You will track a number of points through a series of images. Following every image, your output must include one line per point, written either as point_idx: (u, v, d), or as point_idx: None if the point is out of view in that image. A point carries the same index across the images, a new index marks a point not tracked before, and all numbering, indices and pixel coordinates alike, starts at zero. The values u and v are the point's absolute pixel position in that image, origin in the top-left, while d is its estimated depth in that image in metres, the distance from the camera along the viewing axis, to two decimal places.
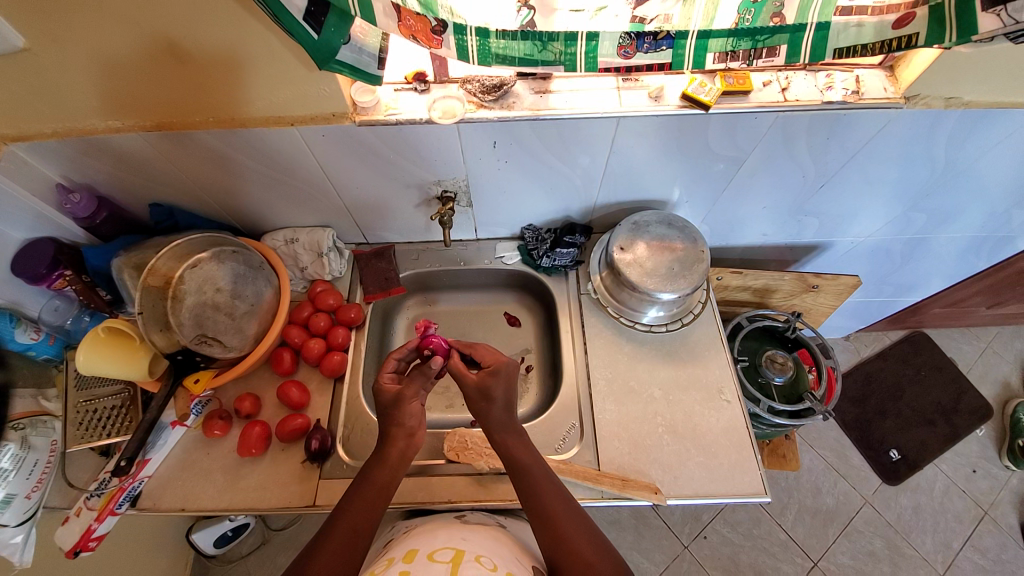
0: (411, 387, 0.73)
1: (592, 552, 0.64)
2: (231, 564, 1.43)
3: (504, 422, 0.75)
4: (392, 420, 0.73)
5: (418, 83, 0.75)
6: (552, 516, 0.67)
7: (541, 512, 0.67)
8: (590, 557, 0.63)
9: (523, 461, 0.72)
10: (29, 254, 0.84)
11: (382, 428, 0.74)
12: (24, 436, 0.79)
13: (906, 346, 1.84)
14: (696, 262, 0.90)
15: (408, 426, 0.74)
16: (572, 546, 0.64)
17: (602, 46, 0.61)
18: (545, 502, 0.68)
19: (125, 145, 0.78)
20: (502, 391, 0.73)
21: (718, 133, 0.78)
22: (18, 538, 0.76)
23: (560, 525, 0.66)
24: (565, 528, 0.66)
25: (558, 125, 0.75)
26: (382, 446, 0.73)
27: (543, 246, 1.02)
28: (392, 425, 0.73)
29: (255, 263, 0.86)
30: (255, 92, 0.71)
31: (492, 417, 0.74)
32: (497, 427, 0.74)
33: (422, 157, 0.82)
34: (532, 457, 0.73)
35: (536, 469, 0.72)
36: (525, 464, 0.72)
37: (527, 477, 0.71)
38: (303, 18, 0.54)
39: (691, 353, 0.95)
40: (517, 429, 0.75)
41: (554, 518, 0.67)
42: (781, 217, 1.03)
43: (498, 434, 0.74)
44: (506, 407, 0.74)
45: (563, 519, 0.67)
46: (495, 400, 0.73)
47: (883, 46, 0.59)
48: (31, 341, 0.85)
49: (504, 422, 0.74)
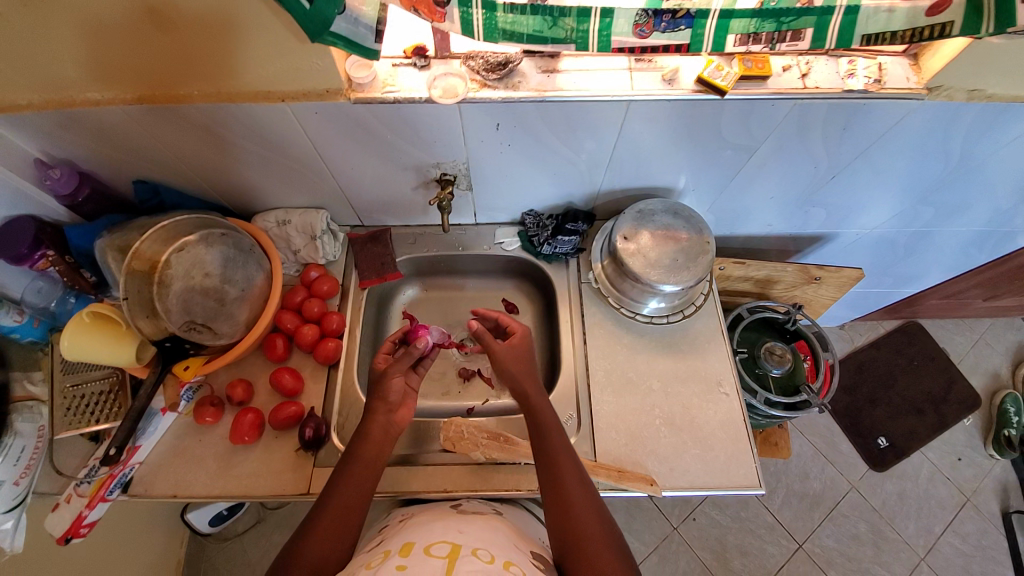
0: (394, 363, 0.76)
1: (595, 525, 0.64)
2: (226, 542, 1.47)
3: (530, 386, 0.74)
4: (374, 394, 0.74)
5: (417, 58, 0.70)
6: (561, 484, 0.67)
7: (551, 479, 0.67)
8: (593, 530, 0.64)
9: (545, 433, 0.70)
10: (8, 233, 0.80)
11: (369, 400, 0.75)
12: (10, 422, 0.78)
13: (900, 336, 1.85)
14: (701, 253, 0.87)
15: (390, 402, 0.74)
16: (576, 517, 0.65)
17: (616, 24, 0.58)
18: (559, 474, 0.68)
19: (104, 118, 0.73)
20: (527, 354, 0.76)
21: (732, 120, 0.75)
22: (9, 523, 0.76)
23: (568, 495, 0.66)
24: (572, 499, 0.66)
25: (564, 107, 0.71)
26: (367, 423, 0.72)
27: (544, 232, 0.99)
28: (378, 398, 0.74)
29: (245, 246, 0.82)
30: (243, 64, 0.66)
31: (521, 379, 0.74)
32: (523, 390, 0.73)
33: (422, 138, 0.78)
34: (555, 427, 0.71)
35: (557, 440, 0.70)
36: (547, 437, 0.70)
37: (545, 443, 0.70)
38: None
39: (693, 346, 0.93)
40: (543, 393, 0.75)
41: (562, 488, 0.67)
42: (789, 206, 1.01)
43: (525, 396, 0.73)
44: (533, 370, 0.76)
45: (572, 490, 0.66)
46: (522, 361, 0.75)
47: (912, 36, 0.56)
48: (14, 323, 0.83)
49: (531, 385, 0.74)
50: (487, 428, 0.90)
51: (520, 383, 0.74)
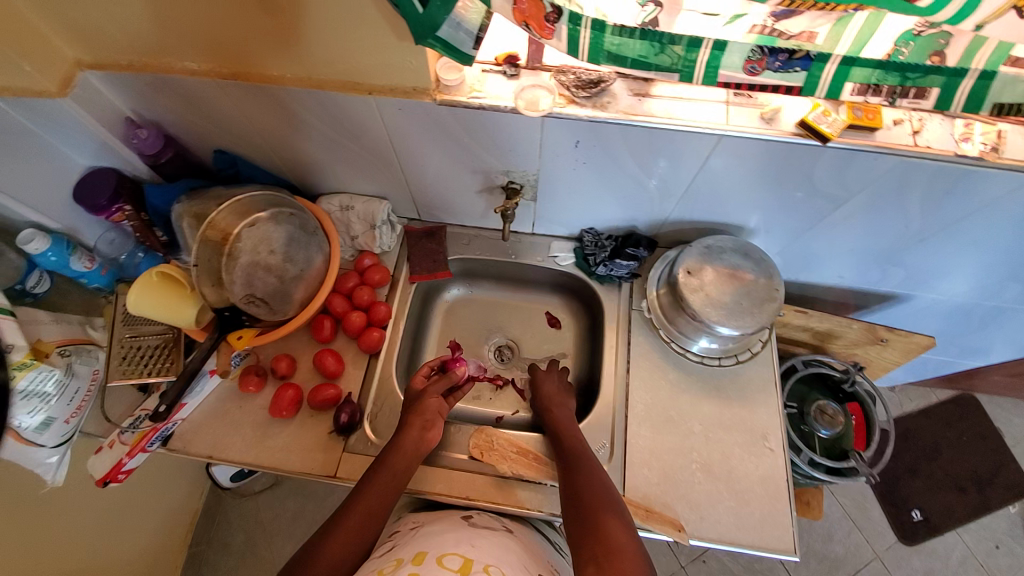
0: (433, 385, 0.87)
1: (609, 509, 0.69)
2: (241, 499, 1.52)
3: (556, 404, 0.89)
4: (411, 409, 0.83)
5: (507, 66, 0.70)
6: (577, 470, 0.75)
7: (567, 467, 0.77)
8: (606, 512, 0.69)
9: (572, 455, 0.78)
10: (92, 183, 0.85)
11: (404, 417, 0.83)
12: (69, 362, 0.81)
13: (952, 407, 1.72)
14: (767, 300, 0.82)
15: (425, 419, 0.82)
16: (592, 499, 0.71)
17: (727, 57, 0.55)
18: (575, 463, 0.77)
19: (197, 88, 0.75)
20: (557, 383, 0.93)
21: (827, 167, 0.71)
22: (53, 458, 0.81)
23: (584, 480, 0.74)
24: (587, 483, 0.73)
25: (650, 133, 0.69)
26: (399, 438, 0.79)
27: (601, 253, 0.96)
28: (414, 416, 0.82)
29: (309, 228, 0.84)
30: (338, 54, 0.67)
31: (549, 398, 0.90)
32: (549, 405, 0.89)
33: (498, 145, 0.77)
34: (581, 452, 0.79)
35: (585, 463, 0.77)
36: (574, 459, 0.78)
37: (564, 443, 0.81)
38: None
39: (740, 393, 0.88)
40: (567, 410, 0.88)
41: (579, 474, 0.75)
42: (865, 262, 0.95)
43: (549, 408, 0.88)
44: (561, 394, 0.91)
45: (587, 478, 0.74)
46: (553, 387, 0.92)
47: None
48: (84, 269, 0.88)
49: (556, 404, 0.89)
50: (517, 442, 0.88)
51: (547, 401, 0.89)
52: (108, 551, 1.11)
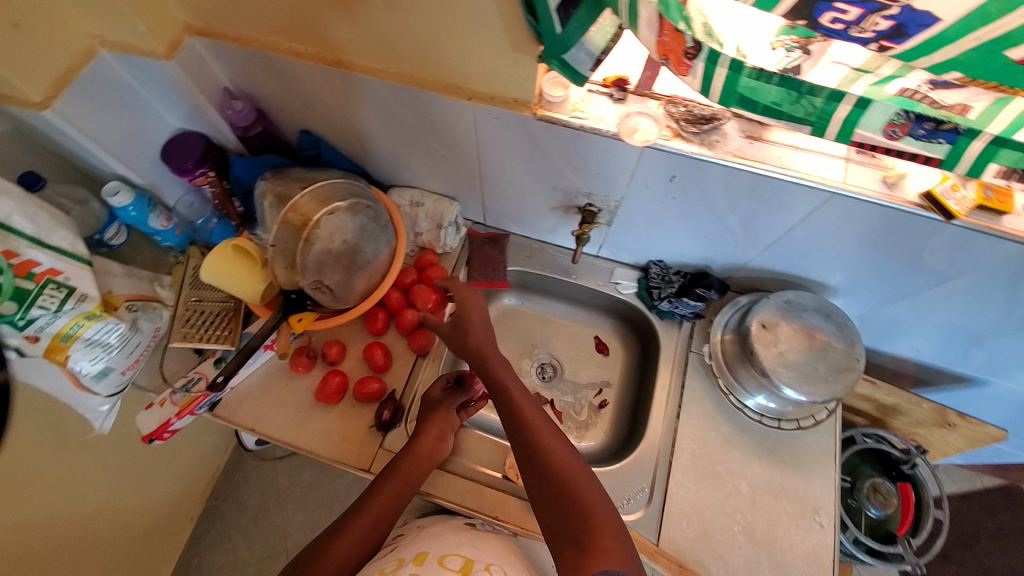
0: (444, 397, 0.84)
1: (586, 488, 0.62)
2: (262, 462, 1.55)
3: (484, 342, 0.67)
4: (425, 419, 0.81)
5: (615, 89, 0.67)
6: (539, 443, 0.63)
7: (522, 434, 0.64)
8: (585, 495, 0.61)
9: (524, 418, 0.65)
10: (181, 147, 0.87)
11: (420, 422, 0.81)
12: (136, 318, 0.83)
13: (998, 496, 1.61)
14: (845, 369, 0.77)
15: (441, 430, 0.81)
16: (568, 483, 0.62)
17: (867, 118, 0.51)
18: (532, 428, 0.64)
19: (296, 69, 0.75)
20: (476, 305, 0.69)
21: (940, 244, 0.66)
22: (104, 407, 0.85)
23: (550, 456, 0.63)
24: (554, 459, 0.63)
25: (755, 180, 0.65)
26: (413, 443, 0.78)
27: (668, 289, 0.92)
28: (428, 425, 0.80)
29: (382, 221, 0.84)
30: (444, 55, 0.65)
31: (472, 333, 0.67)
32: (469, 339, 0.67)
33: (588, 166, 0.74)
34: (534, 412, 0.66)
35: (544, 431, 0.64)
36: (529, 424, 0.64)
37: (506, 398, 0.65)
38: (555, 8, 0.49)
39: (794, 460, 0.84)
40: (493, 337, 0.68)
41: (540, 445, 0.63)
42: (950, 340, 0.89)
43: (475, 347, 0.67)
44: (486, 321, 0.69)
45: (549, 445, 0.64)
46: (471, 315, 0.69)
47: None
48: (160, 227, 0.90)
49: (482, 335, 0.67)
50: None
51: (470, 338, 0.67)
52: (135, 496, 1.15)
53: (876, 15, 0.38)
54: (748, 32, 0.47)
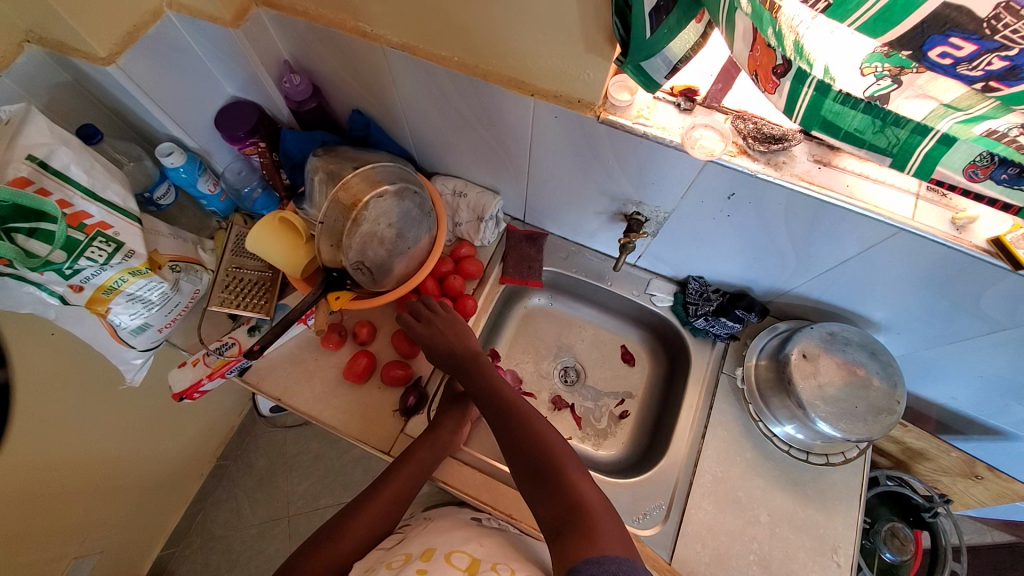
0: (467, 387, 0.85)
1: (579, 477, 0.65)
2: (274, 429, 1.58)
3: (472, 350, 0.78)
4: (445, 408, 0.83)
5: (683, 99, 0.65)
6: (535, 432, 0.69)
7: (516, 425, 0.71)
8: (578, 482, 0.65)
9: (512, 409, 0.72)
10: (234, 114, 0.87)
11: (438, 415, 0.82)
12: (178, 278, 0.84)
13: (1008, 553, 1.56)
14: (885, 411, 0.75)
15: (457, 421, 0.81)
16: (562, 469, 0.66)
17: (950, 154, 0.48)
18: (525, 420, 0.71)
19: (359, 48, 0.75)
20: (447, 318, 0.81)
21: (1002, 293, 0.63)
22: (138, 360, 0.88)
23: (546, 443, 0.68)
24: (551, 445, 0.68)
25: (818, 206, 0.63)
26: (434, 428, 0.80)
27: (705, 306, 0.90)
28: (446, 415, 0.81)
29: (426, 209, 0.84)
30: (511, 48, 0.64)
31: (451, 340, 0.79)
32: (456, 347, 0.78)
33: (643, 174, 0.73)
34: (524, 404, 0.73)
35: (535, 417, 0.71)
36: (518, 412, 0.72)
37: (498, 397, 0.74)
38: (649, 12, 0.47)
39: (817, 495, 0.82)
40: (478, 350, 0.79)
41: (537, 432, 0.69)
42: (991, 391, 0.86)
43: (465, 354, 0.78)
44: (459, 332, 0.80)
45: (546, 435, 0.69)
46: (442, 325, 0.80)
47: None
48: (207, 191, 0.91)
49: (466, 347, 0.79)
50: None
51: (456, 347, 0.78)
52: (153, 450, 1.18)
53: (991, 54, 0.36)
54: (840, 54, 0.44)
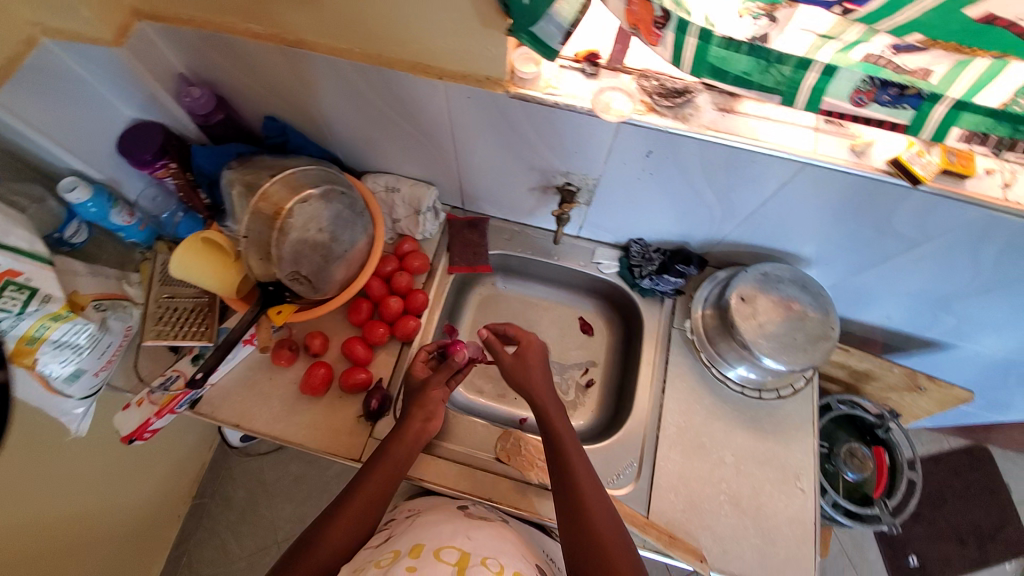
0: (437, 375, 0.83)
1: (607, 529, 0.65)
2: (248, 459, 1.53)
3: (543, 395, 0.79)
4: (415, 402, 0.81)
5: (587, 64, 0.66)
6: (577, 486, 0.68)
7: (560, 471, 0.70)
8: (605, 534, 0.64)
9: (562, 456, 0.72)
10: (136, 137, 0.83)
11: (404, 407, 0.80)
12: (105, 317, 0.80)
13: (963, 456, 1.68)
14: (821, 337, 0.79)
15: (427, 412, 0.79)
16: (591, 517, 0.66)
17: (835, 85, 0.51)
18: (569, 467, 0.70)
19: (259, 52, 0.73)
20: (538, 360, 0.82)
21: (909, 210, 0.67)
22: (79, 410, 0.81)
23: (583, 495, 0.68)
24: (586, 498, 0.67)
25: (730, 152, 0.65)
26: (401, 426, 0.78)
27: (649, 266, 0.93)
28: (414, 411, 0.78)
29: (357, 208, 0.81)
30: (410, 32, 0.63)
31: (532, 384, 0.80)
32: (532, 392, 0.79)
33: (563, 144, 0.74)
34: (564, 427, 0.76)
35: (568, 442, 0.73)
36: (566, 458, 0.71)
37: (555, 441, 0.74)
38: None
39: (775, 427, 0.86)
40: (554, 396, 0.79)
41: (574, 478, 0.69)
42: (919, 306, 0.91)
43: (534, 396, 0.79)
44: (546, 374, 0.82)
45: (585, 487, 0.68)
46: (532, 369, 0.81)
47: None
48: (123, 223, 0.86)
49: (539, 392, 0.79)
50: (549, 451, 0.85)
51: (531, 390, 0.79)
52: (117, 500, 1.13)
53: None
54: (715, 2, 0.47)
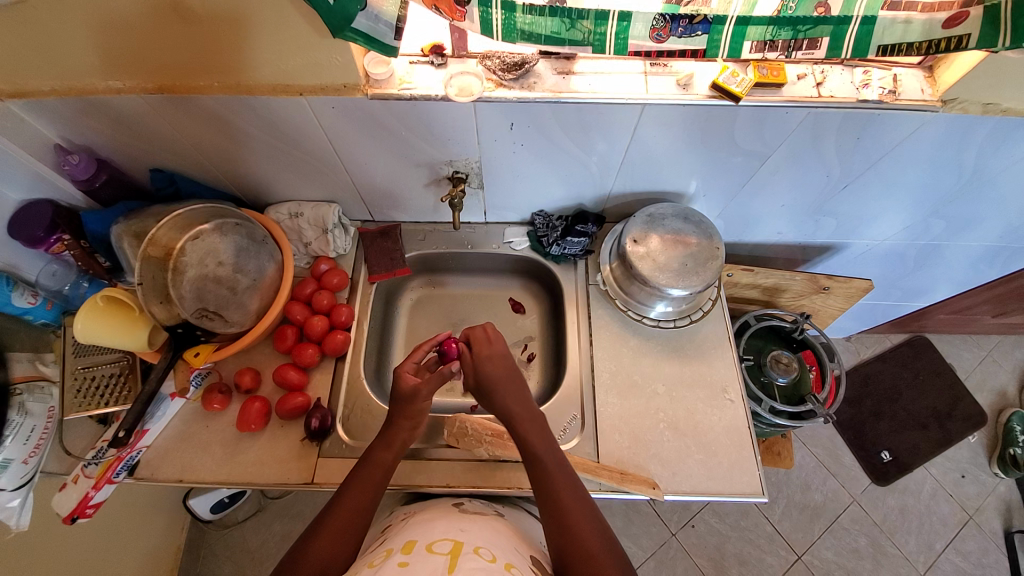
0: (429, 384, 0.73)
1: (594, 540, 0.63)
2: (227, 529, 1.46)
3: (523, 408, 0.72)
4: (399, 409, 0.73)
5: (434, 56, 0.72)
6: (560, 499, 0.66)
7: (545, 486, 0.67)
8: (593, 547, 0.63)
9: (545, 469, 0.68)
10: (27, 217, 0.82)
11: (391, 412, 0.74)
12: (21, 401, 0.78)
13: (907, 349, 1.80)
14: (711, 259, 0.88)
15: (415, 420, 0.74)
16: (578, 533, 0.63)
17: (634, 28, 0.59)
18: (552, 482, 0.68)
19: (125, 107, 0.74)
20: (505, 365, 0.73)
21: (745, 125, 0.75)
22: (15, 501, 0.77)
23: (567, 511, 0.65)
24: (570, 514, 0.65)
25: (579, 109, 0.72)
26: (387, 432, 0.73)
27: (553, 233, 0.99)
28: (400, 416, 0.73)
29: (258, 237, 0.85)
30: (261, 58, 0.67)
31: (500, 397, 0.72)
32: (510, 406, 0.71)
33: (436, 135, 0.79)
34: (561, 469, 0.69)
35: (564, 485, 0.68)
36: (548, 472, 0.68)
37: (537, 458, 0.69)
38: None
39: (697, 351, 0.93)
40: (533, 406, 0.73)
41: (557, 494, 0.67)
42: (799, 215, 1.00)
43: (513, 411, 0.71)
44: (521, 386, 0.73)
45: (568, 501, 0.66)
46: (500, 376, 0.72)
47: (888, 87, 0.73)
48: (28, 304, 0.84)
49: (520, 403, 0.72)
50: (492, 425, 0.88)
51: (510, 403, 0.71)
52: None
53: None
54: None
